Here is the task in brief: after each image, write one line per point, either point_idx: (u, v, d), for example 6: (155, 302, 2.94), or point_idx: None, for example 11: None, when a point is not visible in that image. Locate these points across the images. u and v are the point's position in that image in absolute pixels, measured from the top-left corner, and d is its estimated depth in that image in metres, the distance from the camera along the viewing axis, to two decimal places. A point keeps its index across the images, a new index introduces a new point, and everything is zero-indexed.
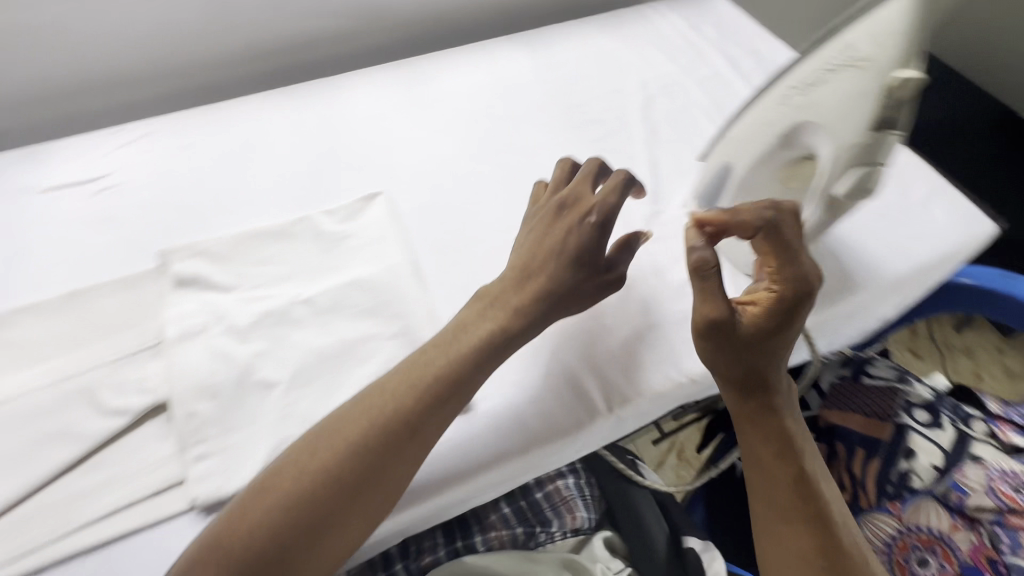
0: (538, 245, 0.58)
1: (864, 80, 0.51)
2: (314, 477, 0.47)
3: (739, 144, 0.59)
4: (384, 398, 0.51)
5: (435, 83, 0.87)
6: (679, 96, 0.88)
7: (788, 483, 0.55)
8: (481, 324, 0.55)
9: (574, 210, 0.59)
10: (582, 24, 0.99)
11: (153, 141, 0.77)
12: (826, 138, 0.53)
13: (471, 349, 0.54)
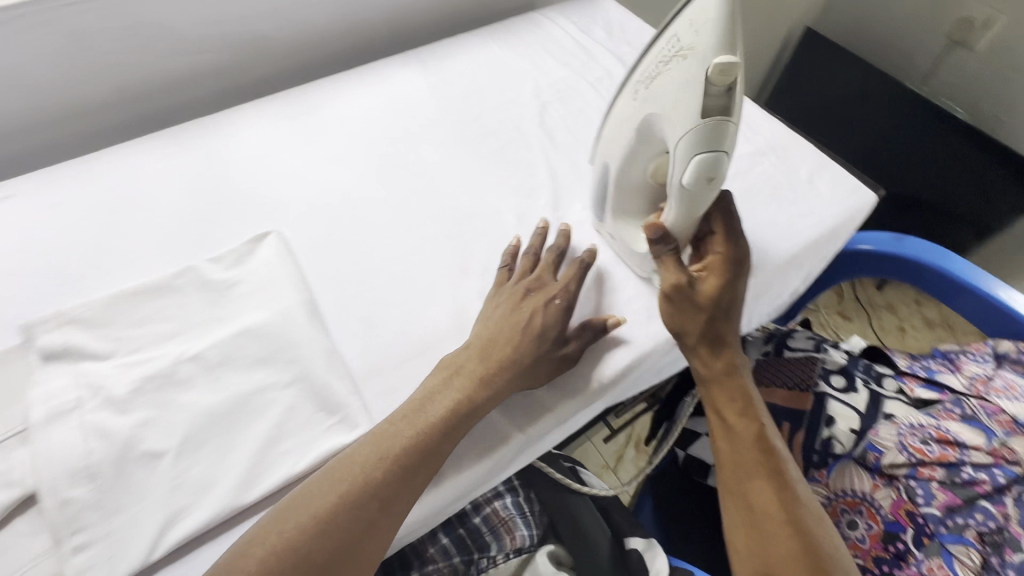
0: (478, 342, 0.58)
1: (690, 65, 0.52)
2: (279, 553, 0.45)
3: (612, 141, 0.64)
4: (364, 468, 0.50)
5: (326, 110, 0.85)
6: (574, 100, 0.89)
7: (752, 446, 0.57)
8: (446, 402, 0.54)
9: (528, 299, 0.61)
10: (473, 37, 0.99)
11: (15, 204, 0.71)
12: (668, 125, 0.55)
13: (438, 420, 0.53)
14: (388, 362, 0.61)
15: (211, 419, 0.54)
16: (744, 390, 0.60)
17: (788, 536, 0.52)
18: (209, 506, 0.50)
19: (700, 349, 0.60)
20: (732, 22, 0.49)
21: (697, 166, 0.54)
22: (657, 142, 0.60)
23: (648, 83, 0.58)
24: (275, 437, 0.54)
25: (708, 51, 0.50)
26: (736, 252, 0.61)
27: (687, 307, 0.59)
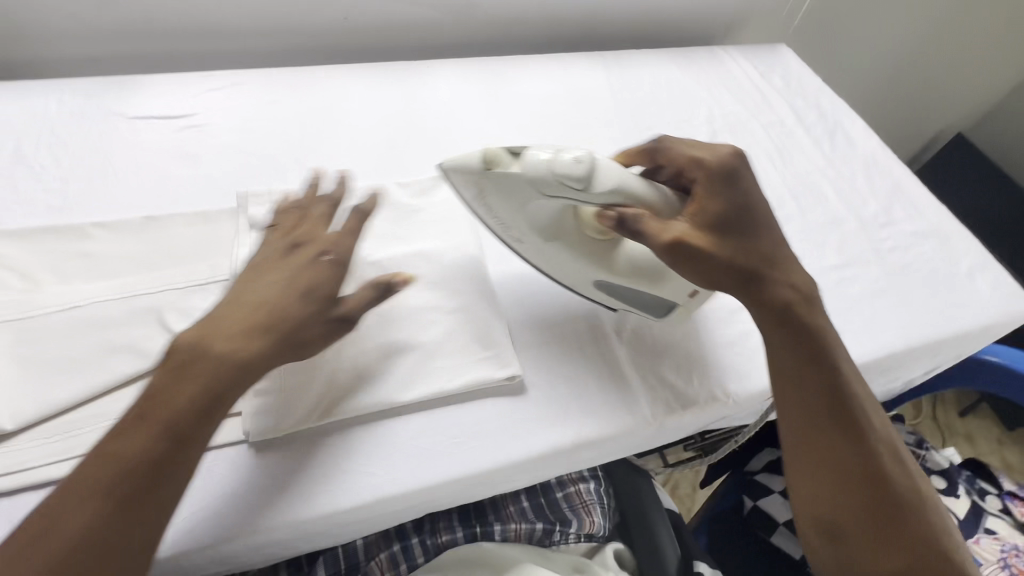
0: (258, 295, 0.49)
1: (495, 186, 0.55)
2: (210, 383, 0.45)
3: (541, 259, 0.62)
4: (234, 342, 0.47)
5: (514, 84, 0.90)
6: (743, 136, 0.91)
7: (835, 429, 0.53)
8: (231, 342, 0.47)
9: (309, 250, 0.53)
10: (657, 54, 1.02)
11: (241, 91, 0.80)
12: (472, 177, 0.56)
13: (228, 333, 0.47)
14: (538, 319, 0.63)
15: (385, 318, 0.59)
16: (833, 374, 0.55)
17: (881, 522, 0.51)
18: (365, 395, 0.54)
19: (763, 306, 0.57)
20: (461, 158, 0.55)
21: (555, 169, 0.52)
22: (560, 230, 0.59)
23: (489, 221, 0.60)
24: (431, 353, 0.58)
25: (466, 172, 0.55)
26: (744, 197, 0.57)
27: (701, 251, 0.53)
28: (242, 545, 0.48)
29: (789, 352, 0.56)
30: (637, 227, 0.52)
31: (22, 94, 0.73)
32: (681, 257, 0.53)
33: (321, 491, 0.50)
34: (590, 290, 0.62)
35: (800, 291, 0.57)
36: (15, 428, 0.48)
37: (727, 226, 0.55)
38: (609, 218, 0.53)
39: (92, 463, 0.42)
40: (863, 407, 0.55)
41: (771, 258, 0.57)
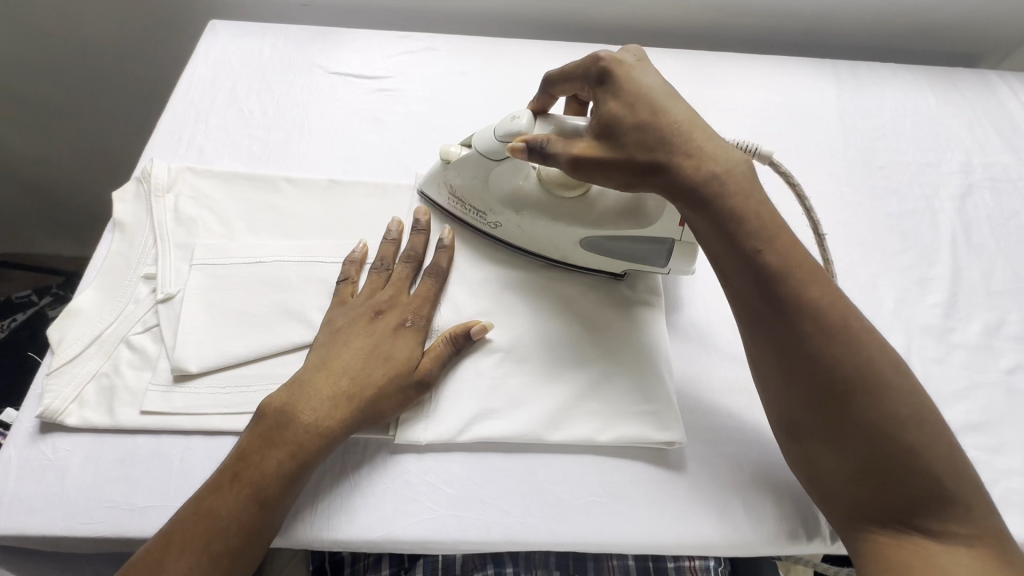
0: (348, 368, 0.47)
1: (457, 177, 0.57)
2: (339, 410, 0.45)
3: (524, 238, 0.58)
4: (364, 368, 0.47)
5: (722, 88, 0.78)
6: (1011, 198, 0.71)
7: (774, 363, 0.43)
8: (325, 413, 0.45)
9: (390, 316, 0.51)
10: (906, 72, 0.83)
11: (434, 57, 0.77)
12: (475, 196, 0.57)
13: (359, 359, 0.48)
14: (708, 384, 0.55)
15: (545, 344, 0.54)
16: (803, 382, 0.42)
17: (847, 468, 0.40)
18: (512, 423, 0.50)
19: (687, 207, 0.45)
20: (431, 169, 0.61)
21: (497, 131, 0.53)
22: (529, 195, 0.56)
23: (465, 216, 0.59)
24: (587, 392, 0.52)
25: (431, 177, 0.60)
26: (650, 101, 0.47)
27: (597, 160, 0.47)
28: (367, 546, 0.47)
29: (733, 265, 0.44)
30: (550, 150, 0.48)
31: (243, 34, 0.77)
32: (582, 171, 0.48)
33: (453, 514, 0.47)
34: (579, 256, 0.57)
35: (715, 154, 0.45)
36: (196, 372, 0.50)
37: (614, 123, 0.47)
38: (520, 150, 0.49)
39: (186, 517, 0.41)
40: (823, 350, 0.41)
41: (669, 125, 0.45)
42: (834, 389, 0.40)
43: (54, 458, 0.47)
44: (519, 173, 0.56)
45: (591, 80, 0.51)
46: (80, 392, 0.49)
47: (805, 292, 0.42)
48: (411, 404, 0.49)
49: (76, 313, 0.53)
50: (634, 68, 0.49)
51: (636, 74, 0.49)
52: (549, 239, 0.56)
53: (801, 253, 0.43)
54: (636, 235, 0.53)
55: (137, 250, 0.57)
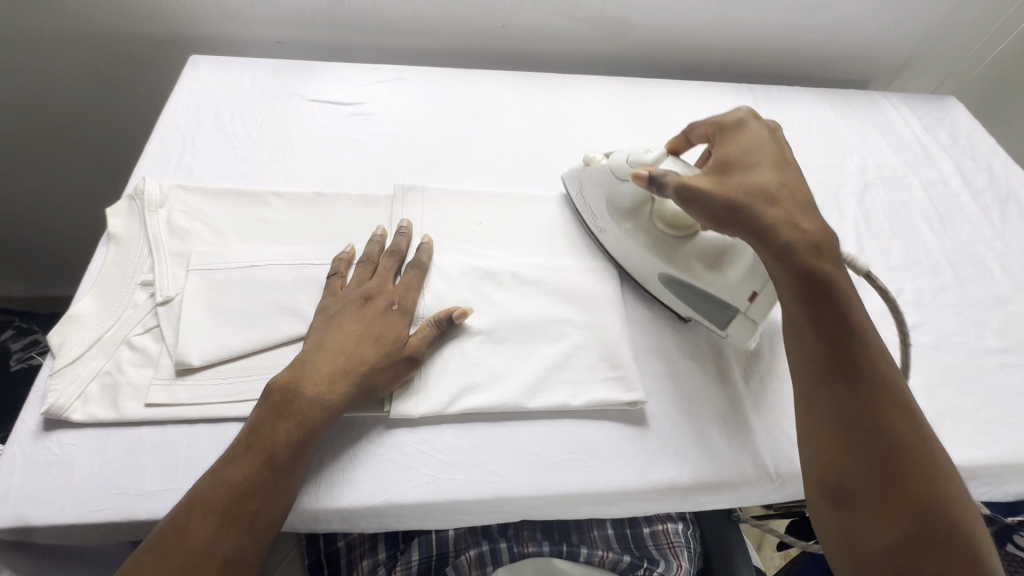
0: (343, 347, 0.52)
1: (595, 176, 0.66)
2: (339, 384, 0.50)
3: (619, 252, 0.65)
4: (360, 348, 0.53)
5: (658, 109, 0.90)
6: (900, 191, 0.85)
7: (842, 411, 0.49)
8: (325, 387, 0.50)
9: (378, 303, 0.57)
10: (810, 94, 0.98)
11: (404, 86, 0.86)
12: (599, 197, 0.65)
13: (354, 340, 0.53)
14: (665, 353, 0.63)
15: (521, 326, 0.61)
16: (877, 423, 0.48)
17: (886, 524, 0.46)
18: (495, 395, 0.56)
19: (774, 263, 0.52)
20: (577, 168, 0.69)
21: (631, 156, 0.62)
22: (638, 218, 0.62)
23: (586, 216, 0.68)
24: (561, 365, 0.59)
25: (575, 175, 0.69)
26: (765, 174, 0.55)
27: (700, 190, 0.54)
28: (368, 512, 0.51)
29: (810, 321, 0.51)
30: (663, 180, 0.56)
31: (223, 67, 0.83)
32: (682, 199, 0.55)
33: (447, 478, 0.52)
34: (652, 283, 0.64)
35: (808, 223, 0.53)
36: (198, 365, 0.54)
37: (728, 172, 0.56)
38: (642, 177, 0.57)
39: (204, 486, 0.45)
40: (896, 409, 0.48)
41: (777, 189, 0.55)
42: (896, 450, 0.47)
43: (60, 452, 0.49)
44: (642, 196, 0.62)
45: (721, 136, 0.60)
46: (84, 390, 0.52)
47: (878, 356, 0.50)
48: (404, 378, 0.54)
49: (75, 319, 0.56)
50: (757, 139, 0.59)
51: (755, 141, 0.58)
52: (631, 258, 0.64)
53: (875, 336, 0.51)
54: (705, 289, 0.59)
55: (133, 260, 0.61)
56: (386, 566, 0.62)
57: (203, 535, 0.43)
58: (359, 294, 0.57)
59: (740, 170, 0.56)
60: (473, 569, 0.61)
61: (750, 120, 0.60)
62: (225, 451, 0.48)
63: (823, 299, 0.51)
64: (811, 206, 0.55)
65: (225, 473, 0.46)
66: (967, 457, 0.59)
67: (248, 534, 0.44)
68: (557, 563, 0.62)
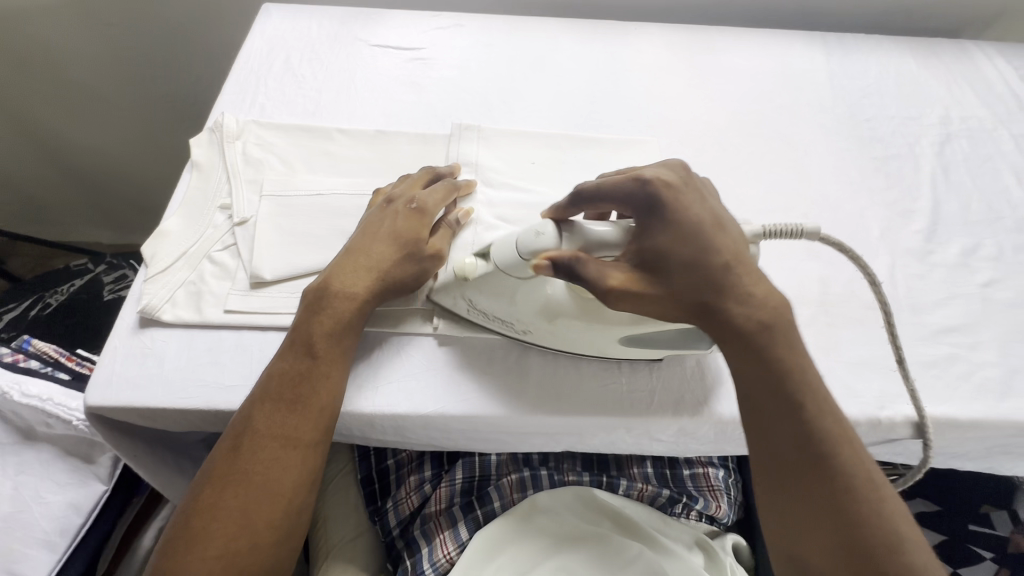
0: (369, 249, 0.55)
1: (473, 289, 0.53)
2: (363, 282, 0.53)
3: (559, 341, 0.54)
4: (377, 251, 0.55)
5: (720, 56, 0.87)
6: (986, 145, 0.79)
7: (809, 510, 0.45)
8: (355, 284, 0.53)
9: (398, 204, 0.58)
10: (891, 42, 0.91)
11: (462, 32, 0.86)
12: (500, 301, 0.52)
13: (373, 242, 0.55)
14: None
15: None
16: (825, 516, 0.44)
17: None
18: None
19: (734, 351, 0.48)
20: (444, 279, 0.56)
21: (518, 248, 0.48)
22: (559, 307, 0.51)
23: (490, 323, 0.55)
24: None
25: (447, 290, 0.55)
26: (698, 238, 0.46)
27: (632, 294, 0.45)
28: (420, 419, 0.54)
29: (777, 412, 0.47)
30: (578, 274, 0.45)
31: (294, 14, 0.87)
32: (620, 303, 0.46)
33: (493, 394, 0.54)
34: (618, 351, 0.54)
35: (761, 309, 0.47)
36: (270, 279, 0.58)
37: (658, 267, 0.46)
38: (545, 268, 0.45)
39: (265, 377, 0.49)
40: (865, 493, 0.45)
41: (723, 270, 0.47)
42: (863, 543, 0.43)
43: (153, 346, 0.55)
44: (543, 284, 0.51)
45: (637, 202, 0.47)
46: (172, 295, 0.57)
47: (830, 433, 0.46)
48: (431, 274, 0.57)
49: (165, 234, 0.62)
50: (688, 197, 0.48)
51: (687, 203, 0.47)
52: (580, 339, 0.53)
53: (832, 408, 0.47)
54: (665, 327, 0.50)
55: (213, 186, 0.66)
56: (431, 482, 0.65)
57: (263, 425, 0.47)
58: (387, 201, 0.59)
59: (666, 253, 0.46)
60: (515, 492, 0.63)
61: (667, 182, 0.48)
62: (279, 350, 0.52)
63: (777, 383, 0.47)
64: (763, 276, 0.49)
65: (275, 371, 0.50)
66: None
67: (298, 432, 0.48)
68: (600, 495, 0.62)
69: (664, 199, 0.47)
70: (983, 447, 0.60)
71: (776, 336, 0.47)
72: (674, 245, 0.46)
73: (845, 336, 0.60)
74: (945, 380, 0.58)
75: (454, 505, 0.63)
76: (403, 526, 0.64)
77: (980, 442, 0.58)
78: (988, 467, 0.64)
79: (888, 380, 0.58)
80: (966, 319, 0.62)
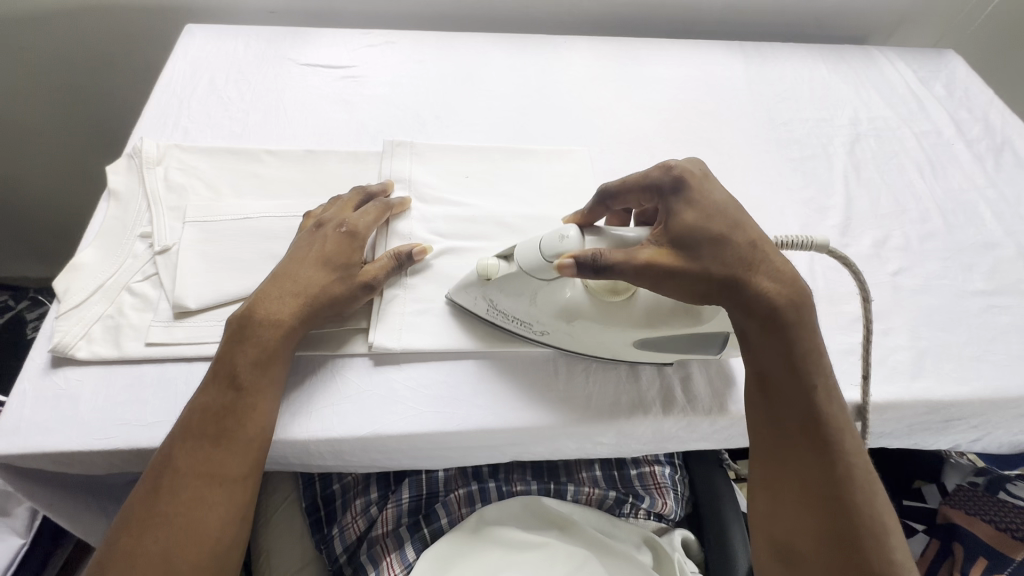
0: (297, 275, 0.54)
1: (495, 291, 0.53)
2: (291, 308, 0.52)
3: (576, 343, 0.55)
4: (306, 277, 0.54)
5: (647, 67, 0.90)
6: (892, 142, 0.85)
7: (809, 485, 0.47)
8: (281, 311, 0.52)
9: (328, 227, 0.57)
10: (803, 49, 0.97)
11: (393, 49, 0.87)
12: (521, 300, 0.53)
13: (304, 268, 0.54)
14: None
15: None
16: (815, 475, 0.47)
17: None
18: (474, 337, 0.58)
19: (756, 322, 0.48)
20: (464, 279, 0.56)
21: (544, 250, 0.48)
22: (578, 309, 0.52)
23: (508, 325, 0.56)
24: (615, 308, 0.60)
25: (468, 289, 0.55)
26: (724, 216, 0.48)
27: (666, 269, 0.46)
28: (357, 442, 0.53)
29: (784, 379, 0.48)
30: (604, 264, 0.45)
31: (218, 35, 0.85)
32: (653, 278, 0.46)
33: (432, 410, 0.54)
34: (632, 352, 0.55)
35: (785, 284, 0.48)
36: (195, 308, 0.56)
37: (692, 247, 0.47)
38: (570, 268, 0.46)
39: (185, 413, 0.48)
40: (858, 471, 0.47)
41: (750, 248, 0.48)
42: (855, 520, 0.46)
43: (66, 386, 0.52)
44: (564, 287, 0.52)
45: (662, 189, 0.50)
46: (87, 330, 0.55)
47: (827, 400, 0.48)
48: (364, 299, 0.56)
49: (79, 267, 0.59)
50: (710, 182, 0.50)
51: (709, 187, 0.49)
52: (595, 341, 0.54)
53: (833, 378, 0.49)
54: (687, 330, 0.52)
55: (132, 214, 0.63)
56: (377, 505, 0.64)
57: (184, 465, 0.45)
58: (318, 224, 0.58)
59: (697, 234, 0.47)
60: (462, 507, 0.62)
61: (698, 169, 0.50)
62: (200, 385, 0.51)
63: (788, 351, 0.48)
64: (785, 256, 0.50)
65: (196, 408, 0.48)
66: (945, 391, 0.60)
67: (225, 467, 0.46)
68: (546, 501, 0.63)
69: (689, 184, 0.49)
70: (902, 425, 0.63)
71: (800, 306, 0.48)
72: (702, 227, 0.47)
73: None
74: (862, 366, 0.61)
75: (400, 526, 0.62)
76: (350, 551, 0.62)
77: (898, 422, 0.62)
78: (910, 444, 0.68)
79: None
80: (879, 307, 0.66)
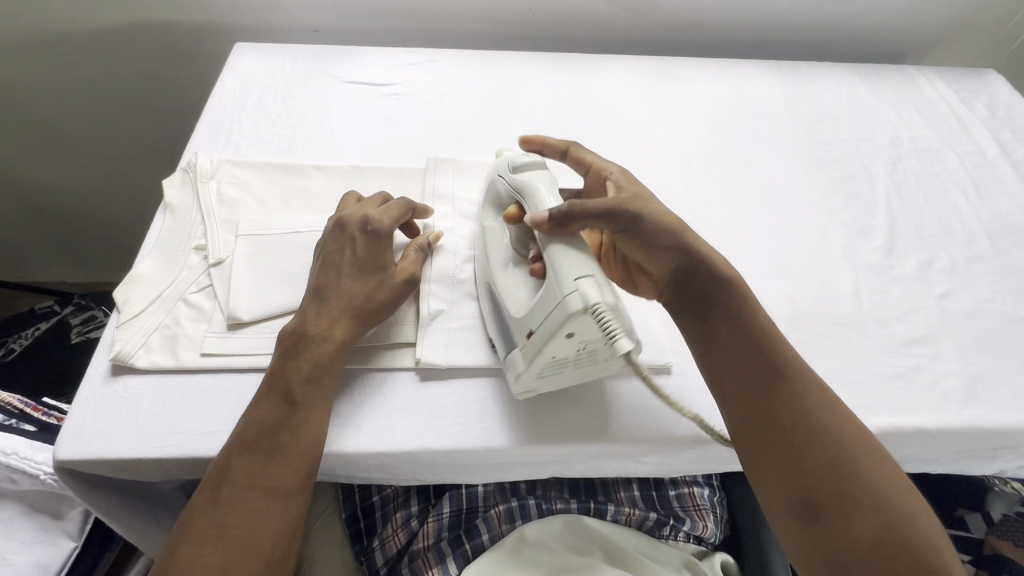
0: (345, 288, 0.55)
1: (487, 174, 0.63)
2: (342, 323, 0.53)
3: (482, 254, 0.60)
4: (354, 289, 0.55)
5: (683, 85, 0.91)
6: (934, 164, 0.84)
7: (790, 441, 0.47)
8: (332, 326, 0.53)
9: (354, 226, 0.57)
10: (841, 68, 0.97)
11: (434, 67, 0.88)
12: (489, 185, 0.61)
13: (346, 278, 0.55)
14: None
15: None
16: (796, 435, 0.47)
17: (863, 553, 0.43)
18: None
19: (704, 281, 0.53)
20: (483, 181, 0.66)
21: (512, 161, 0.57)
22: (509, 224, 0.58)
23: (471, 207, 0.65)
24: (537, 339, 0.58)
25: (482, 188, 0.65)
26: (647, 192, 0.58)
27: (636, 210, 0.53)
28: (405, 457, 0.53)
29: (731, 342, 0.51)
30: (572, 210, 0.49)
31: (267, 53, 0.88)
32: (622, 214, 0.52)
33: (479, 425, 0.55)
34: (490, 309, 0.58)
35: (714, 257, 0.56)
36: (248, 320, 0.58)
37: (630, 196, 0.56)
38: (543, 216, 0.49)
39: (241, 427, 0.49)
40: (855, 445, 0.46)
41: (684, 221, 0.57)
42: (855, 472, 0.45)
43: (126, 394, 0.53)
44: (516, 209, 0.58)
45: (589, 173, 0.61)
46: (146, 340, 0.56)
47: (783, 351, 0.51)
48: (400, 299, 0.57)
49: (137, 278, 0.61)
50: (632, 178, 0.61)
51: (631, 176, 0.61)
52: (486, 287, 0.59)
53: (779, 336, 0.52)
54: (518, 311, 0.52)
55: (187, 227, 0.65)
56: (418, 518, 0.64)
57: (242, 477, 0.46)
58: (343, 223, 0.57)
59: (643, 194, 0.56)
60: (503, 523, 0.63)
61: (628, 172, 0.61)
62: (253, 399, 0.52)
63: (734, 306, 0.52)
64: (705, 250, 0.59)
65: (252, 422, 0.49)
66: (999, 419, 0.59)
67: (281, 479, 0.47)
68: (586, 521, 0.62)
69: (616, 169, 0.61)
70: (953, 453, 0.62)
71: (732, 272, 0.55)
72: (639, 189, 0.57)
73: (815, 352, 0.62)
74: (911, 391, 0.60)
75: (442, 539, 0.62)
76: (390, 565, 0.62)
77: (949, 449, 0.61)
78: (960, 472, 0.66)
79: (860, 394, 0.59)
80: (926, 331, 0.65)
